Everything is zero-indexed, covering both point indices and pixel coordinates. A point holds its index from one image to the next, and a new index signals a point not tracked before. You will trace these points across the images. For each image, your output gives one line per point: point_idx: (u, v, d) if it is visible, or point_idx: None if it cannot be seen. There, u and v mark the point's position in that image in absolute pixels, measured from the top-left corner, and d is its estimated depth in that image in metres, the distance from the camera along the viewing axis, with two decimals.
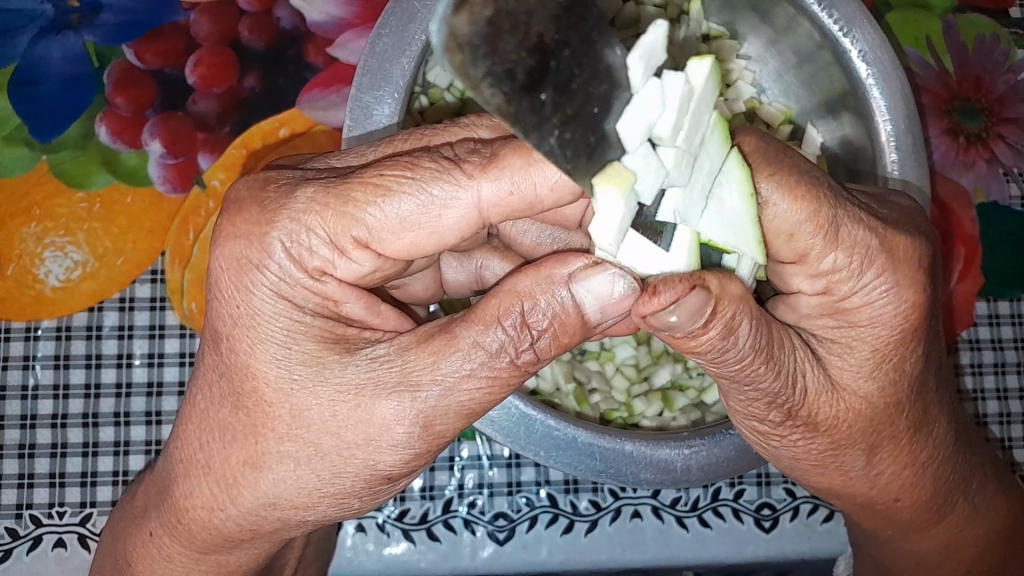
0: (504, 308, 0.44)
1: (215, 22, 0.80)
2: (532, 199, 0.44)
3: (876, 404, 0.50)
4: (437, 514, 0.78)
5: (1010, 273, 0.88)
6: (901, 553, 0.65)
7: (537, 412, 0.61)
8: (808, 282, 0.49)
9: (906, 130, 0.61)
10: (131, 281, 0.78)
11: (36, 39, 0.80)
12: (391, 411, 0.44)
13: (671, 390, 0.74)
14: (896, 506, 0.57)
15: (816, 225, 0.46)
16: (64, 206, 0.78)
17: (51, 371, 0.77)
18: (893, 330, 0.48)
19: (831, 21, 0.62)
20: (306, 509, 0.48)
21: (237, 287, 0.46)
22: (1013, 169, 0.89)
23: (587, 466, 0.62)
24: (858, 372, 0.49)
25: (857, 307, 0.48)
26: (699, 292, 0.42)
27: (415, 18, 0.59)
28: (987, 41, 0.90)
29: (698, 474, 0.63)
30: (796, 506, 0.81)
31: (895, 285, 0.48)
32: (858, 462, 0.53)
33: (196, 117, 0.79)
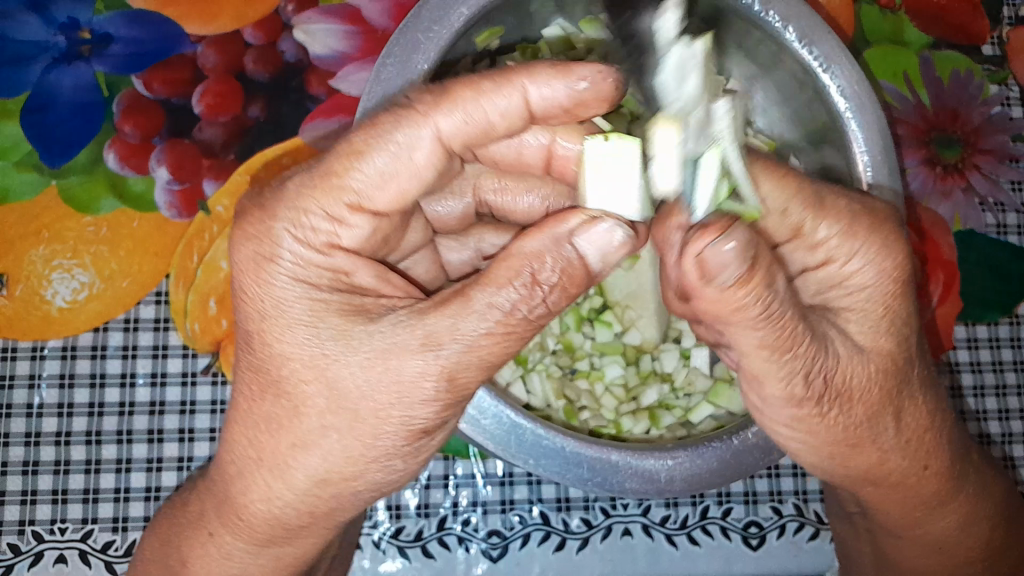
0: (516, 270, 0.47)
1: (222, 54, 0.83)
2: (485, 126, 0.50)
3: (897, 359, 0.53)
4: (431, 531, 0.80)
5: (987, 298, 0.91)
6: (922, 541, 0.66)
7: (527, 422, 0.64)
8: (810, 255, 0.53)
9: (883, 159, 0.65)
10: (136, 302, 0.80)
11: (48, 68, 0.83)
12: (417, 368, 0.47)
13: (658, 409, 0.76)
14: (924, 478, 0.60)
15: (804, 201, 0.51)
16: (73, 228, 0.81)
17: (56, 390, 0.79)
18: (895, 282, 0.52)
19: (812, 58, 0.65)
20: (369, 467, 0.50)
21: (261, 289, 0.49)
22: (988, 198, 0.92)
23: (574, 476, 0.64)
24: (876, 333, 0.52)
25: (857, 270, 0.52)
26: (740, 229, 0.45)
27: (419, 49, 0.62)
28: (962, 76, 0.94)
29: (682, 484, 0.65)
30: (783, 524, 0.83)
31: (886, 242, 0.52)
32: (890, 430, 0.55)
33: (202, 144, 0.82)
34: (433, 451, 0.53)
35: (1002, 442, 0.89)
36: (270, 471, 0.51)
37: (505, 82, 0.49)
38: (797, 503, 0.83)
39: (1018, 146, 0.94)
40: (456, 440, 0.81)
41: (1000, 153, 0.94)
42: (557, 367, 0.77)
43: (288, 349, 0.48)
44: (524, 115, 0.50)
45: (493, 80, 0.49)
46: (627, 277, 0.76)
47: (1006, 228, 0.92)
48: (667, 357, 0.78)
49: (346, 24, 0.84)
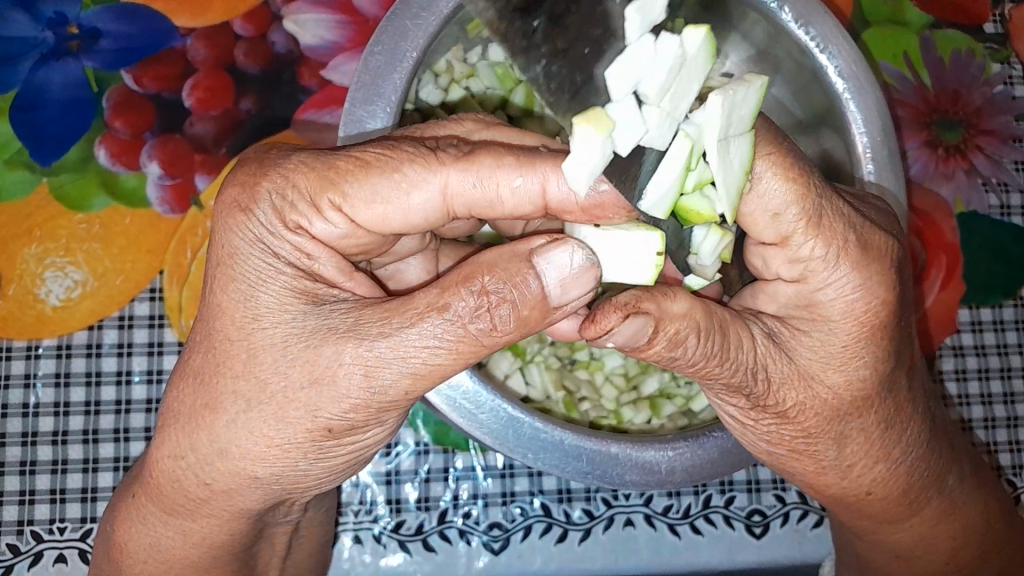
0: (467, 275, 0.45)
1: (213, 47, 0.82)
2: (494, 199, 0.48)
3: (843, 397, 0.52)
4: (432, 525, 0.80)
5: (991, 281, 0.90)
6: (879, 548, 0.66)
7: (525, 415, 0.63)
8: (787, 267, 0.51)
9: (882, 141, 0.64)
10: (130, 299, 0.80)
11: (37, 65, 0.82)
12: (336, 354, 0.46)
13: (659, 398, 0.75)
14: (866, 501, 0.59)
15: (802, 209, 0.48)
16: (65, 226, 0.80)
17: (52, 390, 0.78)
18: (862, 326, 0.50)
19: (808, 38, 0.64)
20: (260, 461, 0.48)
21: (221, 234, 0.49)
22: (992, 179, 0.91)
23: (574, 468, 0.64)
24: (826, 364, 0.51)
25: (828, 300, 0.50)
26: (641, 315, 0.47)
27: (407, 36, 0.61)
28: (964, 55, 0.93)
29: (682, 475, 0.64)
30: (786, 512, 0.82)
31: (868, 281, 0.49)
32: (829, 452, 0.55)
33: (194, 139, 0.81)
34: (354, 454, 0.51)
35: (1007, 427, 0.88)
36: (179, 430, 0.50)
37: (528, 166, 0.48)
38: (800, 491, 0.83)
39: (1022, 126, 0.93)
40: (455, 433, 0.81)
41: (1003, 133, 0.92)
42: (556, 359, 0.76)
43: (228, 306, 0.48)
44: (537, 203, 0.48)
45: (516, 159, 0.48)
46: None
47: (1010, 209, 0.91)
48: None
49: (338, 14, 0.83)
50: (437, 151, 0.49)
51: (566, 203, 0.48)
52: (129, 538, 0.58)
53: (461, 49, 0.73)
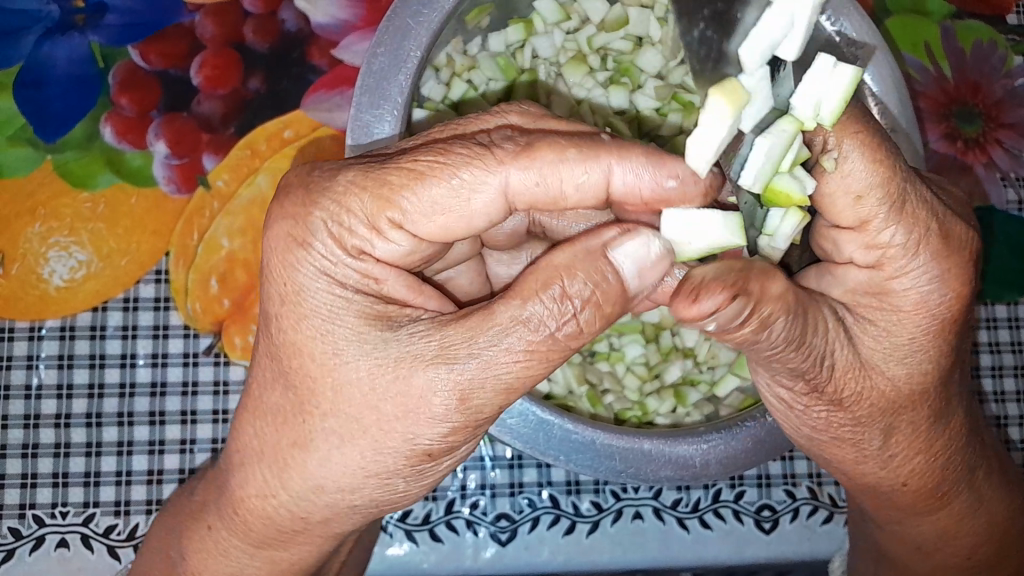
0: (547, 281, 0.44)
1: (220, 24, 0.80)
2: (557, 194, 0.46)
3: (905, 389, 0.51)
4: (439, 515, 0.79)
5: (1007, 277, 0.89)
6: (898, 537, 0.65)
7: (554, 418, 0.64)
8: (863, 252, 0.49)
9: (898, 111, 0.62)
10: (135, 281, 0.78)
11: (42, 39, 0.80)
12: (427, 380, 0.44)
13: (683, 386, 0.76)
14: (901, 491, 0.58)
15: (885, 193, 0.47)
16: (69, 205, 0.78)
17: (55, 371, 0.77)
18: (936, 319, 0.49)
19: (818, 12, 0.61)
20: (355, 490, 0.49)
21: (282, 267, 0.48)
22: (1011, 173, 0.90)
23: (607, 468, 0.64)
24: (891, 356, 0.50)
25: (903, 289, 0.49)
26: (739, 297, 0.43)
27: (409, 35, 0.60)
28: (984, 46, 0.91)
29: (718, 468, 0.65)
30: (796, 507, 0.82)
31: (945, 273, 0.49)
32: (877, 441, 0.54)
33: (201, 118, 0.79)
34: (441, 475, 0.50)
35: (1020, 424, 0.87)
36: (258, 466, 0.50)
37: (591, 156, 0.45)
38: (810, 487, 0.82)
39: None
40: None
41: (1023, 127, 0.91)
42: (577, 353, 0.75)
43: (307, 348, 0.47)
44: (601, 195, 0.46)
45: (579, 150, 0.45)
46: None
47: None
48: (688, 332, 0.76)
49: None
50: (493, 147, 0.46)
51: (633, 194, 0.46)
52: (204, 568, 0.58)
53: (461, 41, 0.71)
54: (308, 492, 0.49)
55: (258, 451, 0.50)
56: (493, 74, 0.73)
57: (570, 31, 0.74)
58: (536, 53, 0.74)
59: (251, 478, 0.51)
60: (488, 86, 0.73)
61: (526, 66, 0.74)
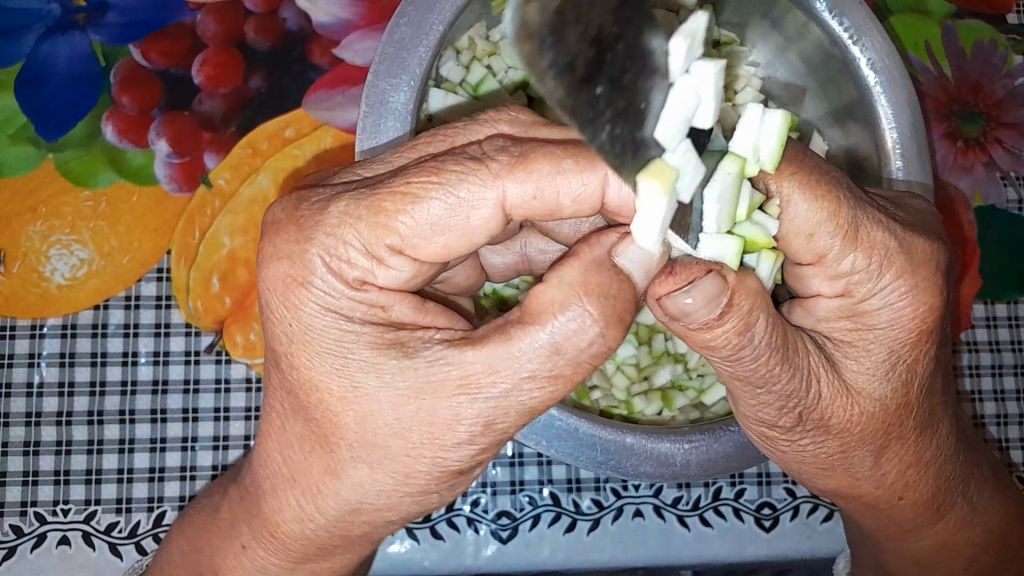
0: (564, 301, 0.43)
1: (221, 22, 0.80)
2: (554, 206, 0.45)
3: (888, 407, 0.51)
4: (440, 513, 0.79)
5: (1007, 276, 0.89)
6: (900, 554, 0.65)
7: (543, 406, 0.64)
8: (829, 284, 0.49)
9: (913, 137, 0.61)
10: (136, 279, 0.78)
11: (43, 38, 0.80)
12: (453, 411, 0.45)
13: (671, 390, 0.76)
14: (898, 506, 0.58)
15: (836, 226, 0.47)
16: (71, 203, 0.78)
17: (56, 369, 0.77)
18: (910, 333, 0.49)
19: (841, 28, 0.62)
20: (393, 509, 0.49)
21: (292, 307, 0.47)
22: (1011, 173, 0.90)
23: (587, 457, 0.65)
24: (874, 375, 0.50)
25: (876, 308, 0.49)
26: (715, 274, 0.44)
27: (433, 8, 0.59)
28: (985, 46, 0.91)
29: (699, 469, 0.65)
30: (796, 505, 0.82)
31: (914, 287, 0.48)
32: (866, 462, 0.54)
33: (202, 116, 0.79)
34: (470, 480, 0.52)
35: (1020, 423, 0.87)
36: (292, 492, 0.51)
37: (587, 166, 0.45)
38: (810, 485, 0.82)
39: None
40: None
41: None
42: None
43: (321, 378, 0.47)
44: (596, 205, 0.46)
45: (575, 161, 0.45)
46: None
47: None
48: (682, 338, 0.76)
49: None
50: (488, 159, 0.45)
51: (624, 205, 0.47)
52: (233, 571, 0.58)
53: (485, 27, 0.71)
54: (344, 513, 0.50)
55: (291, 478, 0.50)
56: (513, 62, 0.72)
57: None
58: None
59: (287, 502, 0.51)
60: (507, 73, 0.73)
61: None
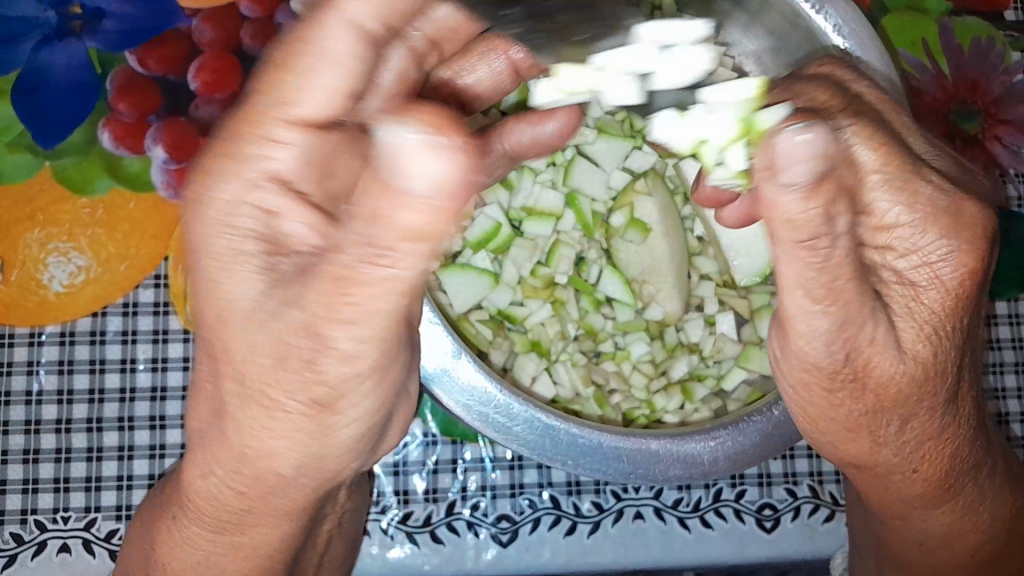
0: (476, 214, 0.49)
1: (218, 29, 0.80)
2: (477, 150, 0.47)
3: (935, 364, 0.51)
4: (440, 517, 0.78)
5: (1008, 273, 0.88)
6: (904, 535, 0.65)
7: (559, 422, 0.64)
8: (870, 236, 0.50)
9: (889, 98, 0.62)
10: (134, 286, 0.78)
11: (39, 47, 0.79)
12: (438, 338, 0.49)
13: (689, 381, 0.76)
14: (911, 479, 0.57)
15: (881, 175, 0.49)
16: (68, 211, 0.79)
17: (55, 376, 0.77)
18: (959, 289, 0.50)
19: (802, 0, 0.63)
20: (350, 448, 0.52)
21: (201, 244, 0.46)
22: (1009, 170, 0.90)
23: (616, 470, 0.64)
24: (921, 332, 0.50)
25: (930, 263, 0.49)
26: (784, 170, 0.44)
27: None
28: (983, 43, 0.91)
29: (726, 464, 0.64)
30: (798, 506, 0.82)
31: (961, 244, 0.49)
32: (893, 427, 0.53)
33: (199, 123, 0.80)
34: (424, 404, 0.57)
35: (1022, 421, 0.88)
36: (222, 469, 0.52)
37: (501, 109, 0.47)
38: (811, 485, 0.82)
39: None
40: (462, 425, 0.79)
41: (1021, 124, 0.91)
42: (582, 354, 0.76)
43: (234, 346, 0.47)
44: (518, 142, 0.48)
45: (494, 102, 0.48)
46: (639, 251, 0.75)
47: None
48: (692, 327, 0.77)
49: None
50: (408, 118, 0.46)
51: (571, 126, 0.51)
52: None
53: None
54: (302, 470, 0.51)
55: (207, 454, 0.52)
56: None
57: None
58: None
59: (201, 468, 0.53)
60: None
61: None
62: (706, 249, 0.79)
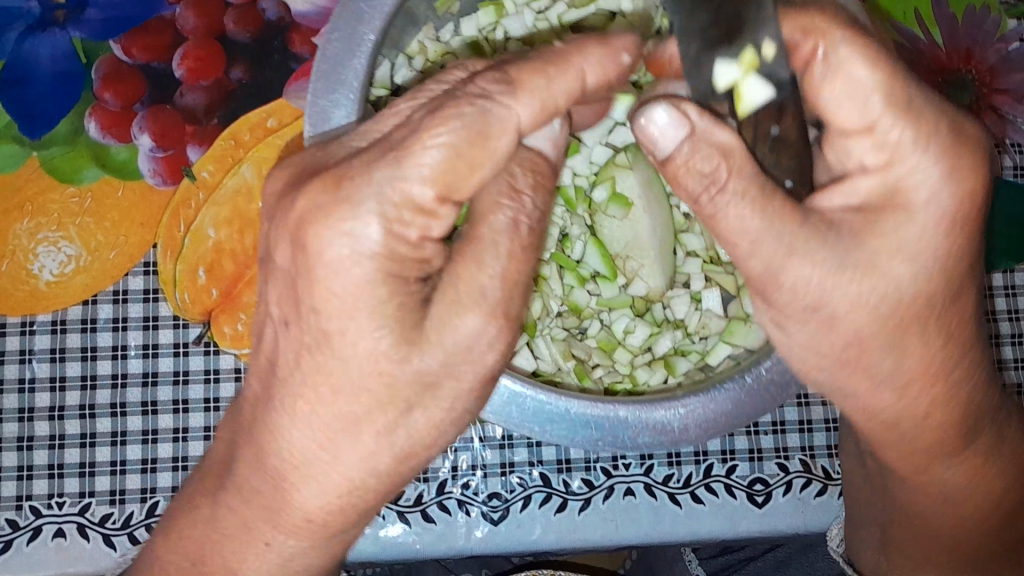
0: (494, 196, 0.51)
1: (201, 16, 0.80)
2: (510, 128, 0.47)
3: (911, 291, 0.53)
4: (431, 496, 0.79)
5: (1001, 243, 0.88)
6: (925, 486, 0.67)
7: (527, 390, 0.65)
8: (871, 154, 0.52)
9: None
10: (124, 273, 0.79)
11: (24, 36, 0.80)
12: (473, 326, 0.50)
13: (673, 357, 0.76)
14: (929, 424, 0.61)
15: (885, 95, 0.50)
16: (57, 200, 0.79)
17: (47, 364, 0.78)
18: (951, 210, 0.52)
19: None
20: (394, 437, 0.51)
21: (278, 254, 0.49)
22: (1004, 140, 0.89)
23: (583, 437, 0.66)
24: (916, 250, 0.52)
25: (914, 185, 0.52)
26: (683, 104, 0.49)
27: (363, 18, 0.59)
28: (977, 12, 0.89)
29: (695, 432, 0.66)
30: (789, 480, 0.82)
31: (953, 165, 0.51)
32: (885, 364, 0.56)
33: (184, 110, 0.80)
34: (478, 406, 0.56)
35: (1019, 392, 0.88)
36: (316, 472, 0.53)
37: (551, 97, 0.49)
38: (803, 459, 0.83)
39: None
40: None
41: (1018, 92, 0.89)
42: (563, 329, 0.77)
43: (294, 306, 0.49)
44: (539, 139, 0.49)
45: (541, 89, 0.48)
46: (621, 226, 0.75)
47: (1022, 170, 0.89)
48: (677, 303, 0.78)
49: None
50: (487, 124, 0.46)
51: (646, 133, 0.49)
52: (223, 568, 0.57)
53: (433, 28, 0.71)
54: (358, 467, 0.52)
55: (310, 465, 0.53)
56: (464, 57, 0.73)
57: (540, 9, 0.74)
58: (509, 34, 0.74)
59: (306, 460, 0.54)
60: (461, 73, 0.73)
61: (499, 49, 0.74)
62: (692, 225, 0.78)
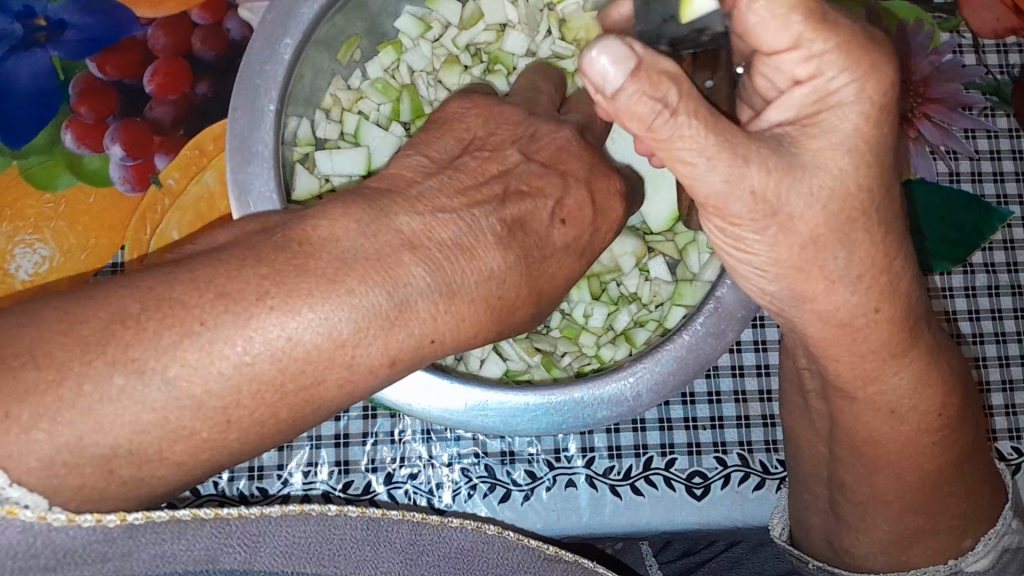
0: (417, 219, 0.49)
1: (171, 35, 0.87)
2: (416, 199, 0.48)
3: (854, 187, 0.52)
4: (379, 486, 0.83)
5: (936, 245, 0.91)
6: (871, 438, 0.63)
7: (483, 393, 0.66)
8: (801, 66, 0.51)
9: None
10: (95, 274, 0.84)
11: (7, 56, 0.86)
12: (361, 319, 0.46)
13: (632, 330, 0.80)
14: (877, 324, 0.56)
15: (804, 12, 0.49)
16: (33, 206, 0.85)
17: None
18: (871, 107, 0.52)
19: None
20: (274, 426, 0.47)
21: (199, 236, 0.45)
22: (940, 147, 0.92)
23: (546, 424, 0.67)
24: (846, 153, 0.52)
25: (838, 88, 0.51)
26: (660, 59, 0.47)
27: (259, 93, 0.65)
28: (911, 25, 0.92)
29: (651, 396, 0.67)
30: (727, 474, 0.85)
31: (868, 66, 0.51)
32: (839, 259, 0.54)
33: (153, 122, 0.86)
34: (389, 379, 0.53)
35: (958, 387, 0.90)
36: (140, 471, 0.41)
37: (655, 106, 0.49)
38: (741, 454, 0.86)
39: (971, 94, 0.94)
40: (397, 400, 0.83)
41: (951, 100, 0.93)
42: None
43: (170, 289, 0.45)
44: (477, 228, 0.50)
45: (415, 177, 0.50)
46: None
47: (957, 177, 0.93)
48: (629, 278, 0.81)
49: None
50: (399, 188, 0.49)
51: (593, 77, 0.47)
52: None
53: (341, 79, 0.81)
54: None
55: (143, 455, 0.40)
56: (377, 98, 0.83)
57: (435, 38, 0.84)
58: (413, 67, 0.83)
59: (95, 416, 0.39)
60: (378, 110, 0.84)
61: (406, 82, 0.84)
62: None
